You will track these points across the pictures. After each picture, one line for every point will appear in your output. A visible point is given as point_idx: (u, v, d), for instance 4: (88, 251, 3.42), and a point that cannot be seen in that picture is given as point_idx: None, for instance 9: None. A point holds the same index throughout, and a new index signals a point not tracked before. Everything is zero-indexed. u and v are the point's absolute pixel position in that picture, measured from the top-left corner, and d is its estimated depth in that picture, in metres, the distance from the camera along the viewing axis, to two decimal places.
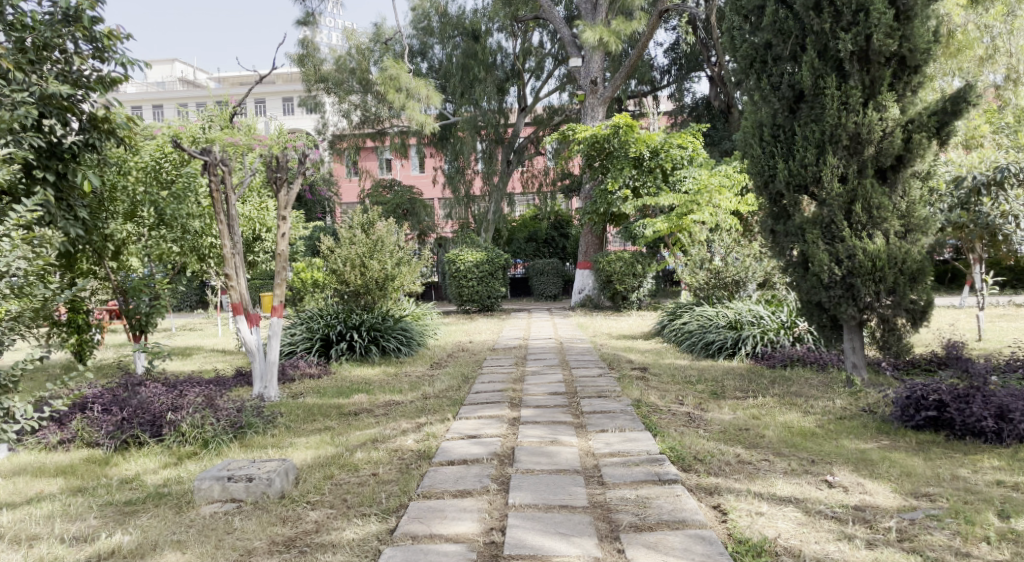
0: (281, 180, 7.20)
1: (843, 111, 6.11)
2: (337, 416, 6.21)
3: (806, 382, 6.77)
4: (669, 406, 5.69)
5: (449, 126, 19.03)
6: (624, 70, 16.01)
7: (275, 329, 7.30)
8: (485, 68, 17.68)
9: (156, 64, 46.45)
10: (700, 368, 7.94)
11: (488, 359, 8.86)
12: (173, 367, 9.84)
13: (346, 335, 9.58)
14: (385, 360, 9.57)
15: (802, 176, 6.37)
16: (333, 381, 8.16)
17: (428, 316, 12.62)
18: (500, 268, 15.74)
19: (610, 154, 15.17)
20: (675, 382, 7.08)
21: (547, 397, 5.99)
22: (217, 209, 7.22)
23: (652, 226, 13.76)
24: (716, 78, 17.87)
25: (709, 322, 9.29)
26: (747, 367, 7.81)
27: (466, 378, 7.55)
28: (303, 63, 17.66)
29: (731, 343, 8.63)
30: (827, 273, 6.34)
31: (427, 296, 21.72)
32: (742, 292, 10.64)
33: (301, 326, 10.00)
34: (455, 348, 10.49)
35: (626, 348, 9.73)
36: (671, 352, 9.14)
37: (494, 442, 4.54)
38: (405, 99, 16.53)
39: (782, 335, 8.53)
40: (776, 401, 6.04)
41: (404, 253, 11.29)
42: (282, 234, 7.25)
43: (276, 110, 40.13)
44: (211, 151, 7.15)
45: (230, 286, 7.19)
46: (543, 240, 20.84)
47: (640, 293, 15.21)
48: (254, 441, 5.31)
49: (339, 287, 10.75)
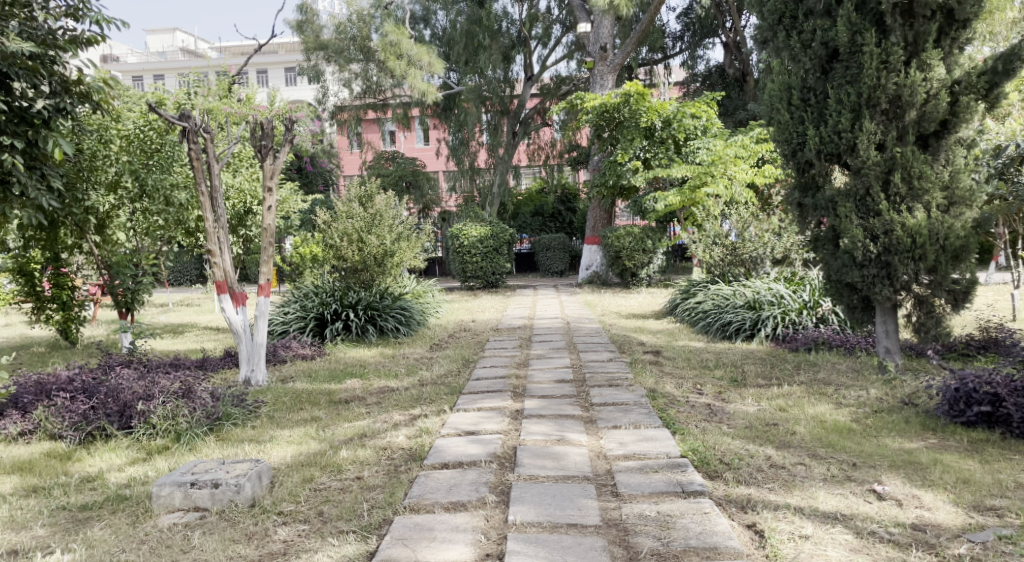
0: (267, 148, 6.62)
1: (883, 70, 5.61)
2: (326, 404, 5.73)
3: (834, 368, 6.28)
4: (687, 397, 5.18)
5: (453, 96, 18.42)
6: (634, 36, 15.45)
7: (264, 310, 6.76)
8: (490, 35, 17.03)
9: (158, 33, 45.60)
10: (717, 352, 7.43)
11: (490, 340, 8.39)
12: (162, 345, 9.39)
13: (342, 314, 9.07)
14: (383, 340, 9.07)
15: (835, 143, 5.86)
16: (326, 364, 7.67)
17: (430, 293, 12.12)
18: (505, 244, 15.21)
19: (620, 124, 14.58)
20: (691, 368, 6.57)
21: (553, 386, 5.50)
22: (199, 178, 6.69)
23: (664, 200, 13.25)
24: (731, 44, 17.79)
25: (725, 302, 8.77)
26: (767, 351, 7.31)
27: (466, 362, 7.05)
28: (303, 30, 17.28)
29: (750, 324, 8.11)
30: (861, 250, 5.84)
31: (431, 272, 21.23)
32: (759, 270, 10.10)
33: (294, 304, 9.50)
34: (457, 327, 10.00)
35: (637, 329, 9.23)
36: (684, 333, 8.64)
37: (495, 441, 4.06)
38: (406, 67, 15.98)
39: (804, 316, 8.02)
40: (804, 391, 5.52)
41: (405, 228, 10.78)
42: (269, 208, 6.67)
43: (279, 81, 39.38)
44: (191, 115, 6.59)
45: (213, 263, 6.64)
46: (549, 215, 20.28)
47: (650, 269, 14.68)
48: (232, 435, 4.79)
49: (336, 263, 10.25)
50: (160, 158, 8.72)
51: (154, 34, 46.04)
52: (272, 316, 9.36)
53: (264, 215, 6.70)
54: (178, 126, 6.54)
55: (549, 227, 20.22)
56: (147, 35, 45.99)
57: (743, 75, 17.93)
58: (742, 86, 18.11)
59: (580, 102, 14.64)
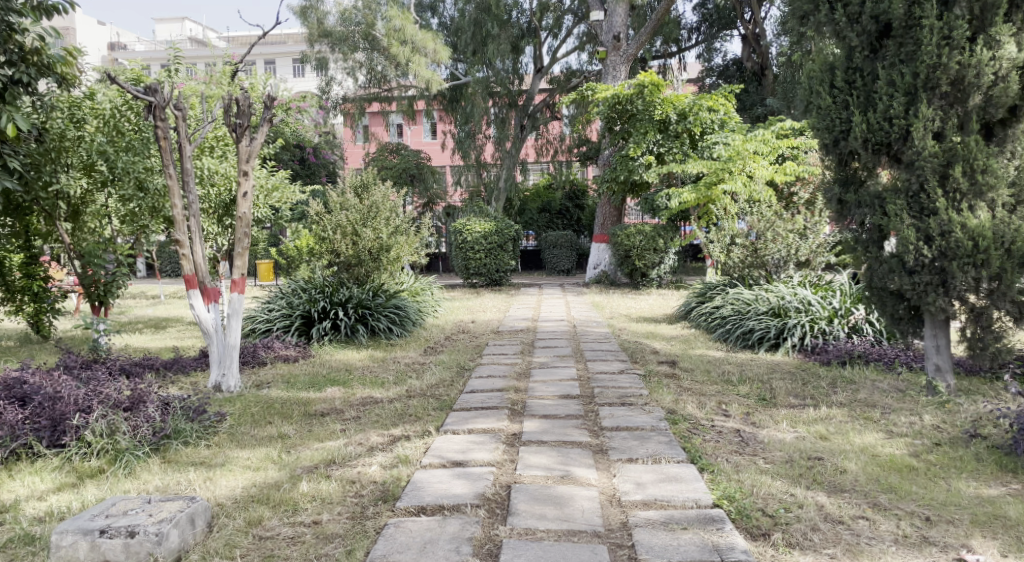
0: (241, 128, 5.89)
1: (944, 47, 4.90)
2: (299, 415, 5.04)
3: (875, 386, 5.57)
4: (711, 420, 4.48)
5: (460, 88, 17.71)
6: (648, 26, 14.75)
7: (237, 306, 6.03)
8: (498, 25, 16.24)
9: (166, 22, 44.91)
10: (739, 364, 6.71)
11: (489, 345, 7.66)
12: (138, 341, 8.63)
13: (330, 313, 8.34)
14: (374, 341, 8.35)
15: (885, 131, 5.16)
16: (308, 368, 6.97)
17: (429, 291, 11.43)
18: (511, 240, 14.48)
19: (633, 117, 13.84)
20: (713, 383, 5.85)
21: (557, 404, 4.79)
22: (164, 159, 5.95)
23: (678, 197, 12.52)
24: (750, 36, 17.06)
25: (746, 308, 8.05)
26: (795, 364, 6.59)
27: (460, 371, 6.35)
28: (307, 17, 16.17)
29: (774, 333, 7.38)
30: (914, 255, 5.14)
31: (433, 267, 20.55)
32: (781, 274, 9.38)
33: (280, 301, 8.80)
34: (456, 329, 9.29)
35: (649, 334, 8.52)
36: (701, 341, 7.93)
37: (485, 476, 3.35)
38: (410, 54, 15.39)
39: (835, 325, 7.29)
40: (846, 415, 4.82)
41: (403, 222, 10.08)
42: (244, 194, 5.94)
43: (287, 72, 38.74)
44: (158, 89, 5.83)
45: (181, 253, 5.93)
46: (557, 211, 19.55)
47: (661, 269, 13.95)
48: (183, 456, 4.07)
49: (328, 257, 9.56)
50: (134, 141, 7.82)
51: (162, 23, 45.38)
52: (255, 313, 8.67)
53: (239, 203, 5.98)
54: (141, 100, 5.77)
55: (556, 223, 19.49)
56: (154, 24, 45.30)
57: (760, 69, 17.30)
58: (760, 80, 17.48)
59: (591, 93, 13.90)
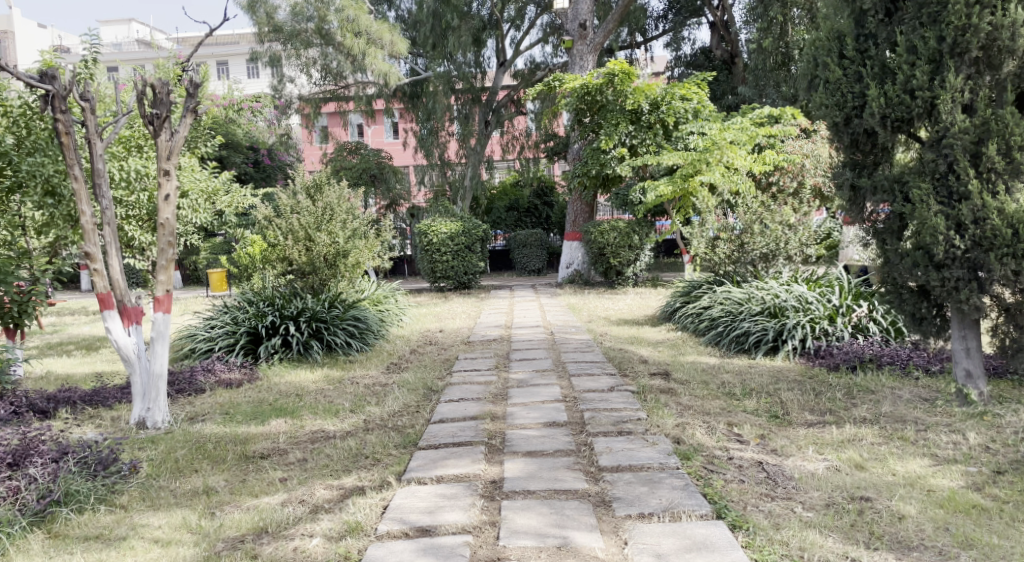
0: (160, 119, 5.09)
1: (974, 5, 4.28)
2: (233, 460, 4.22)
3: (897, 396, 4.92)
4: (726, 450, 3.76)
5: (421, 84, 16.92)
6: (615, 13, 14.09)
7: (162, 329, 5.22)
8: (458, 16, 15.37)
9: (113, 24, 43.28)
10: (738, 372, 6.03)
11: (460, 358, 6.87)
12: (65, 365, 7.73)
13: (281, 328, 7.51)
14: (330, 358, 7.52)
15: (906, 104, 4.53)
16: (253, 394, 6.13)
17: (393, 298, 10.61)
18: (478, 241, 13.70)
19: (603, 108, 13.15)
20: (715, 399, 5.13)
21: (542, 437, 4.05)
22: (69, 159, 5.15)
23: (654, 190, 11.80)
24: (719, 24, 16.55)
25: (738, 309, 7.36)
26: (801, 371, 5.91)
27: (427, 393, 5.58)
28: (254, 10, 15.27)
29: (772, 335, 6.71)
30: (944, 247, 4.48)
31: (398, 271, 19.70)
32: (771, 270, 8.72)
33: (224, 316, 7.95)
34: (422, 340, 8.49)
35: (634, 340, 7.81)
36: (690, 346, 7.24)
37: (459, 552, 2.66)
38: (365, 46, 14.66)
39: (838, 324, 6.63)
40: (877, 435, 4.13)
41: (361, 224, 9.27)
42: (164, 197, 5.11)
43: (241, 74, 37.52)
44: (57, 77, 5.12)
45: (91, 270, 5.08)
46: (525, 209, 18.79)
47: (636, 267, 13.28)
48: (78, 528, 3.29)
49: (279, 266, 8.70)
50: (40, 140, 6.74)
51: (110, 24, 43.74)
52: (197, 330, 7.82)
53: (159, 208, 5.14)
54: (38, 89, 5.03)
55: (525, 222, 18.75)
56: (100, 26, 43.75)
57: (730, 57, 16.79)
58: (729, 69, 16.94)
59: (558, 84, 13.18)
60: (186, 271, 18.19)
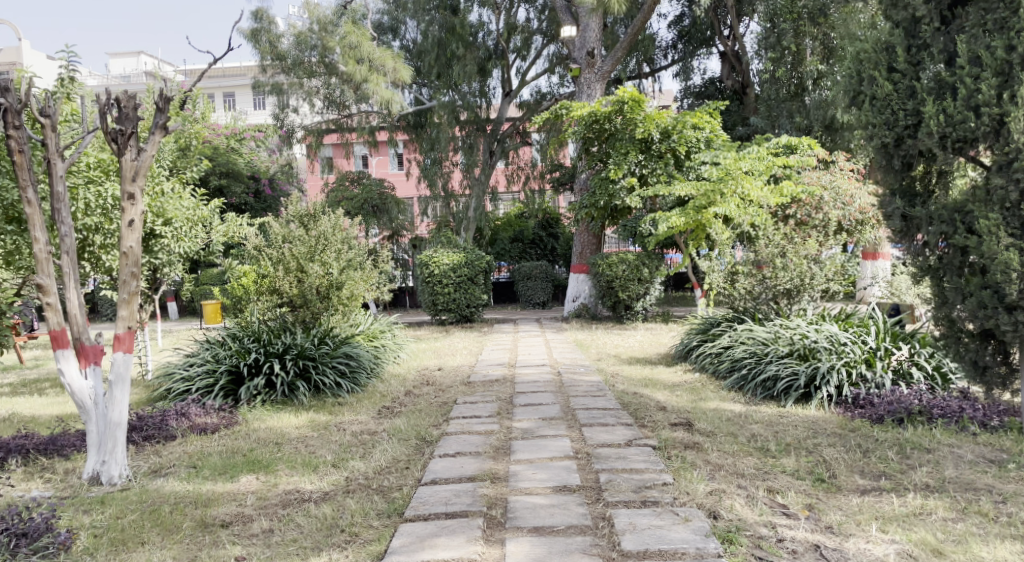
0: (124, 135, 4.54)
1: None
2: (188, 529, 3.61)
3: (960, 457, 4.33)
4: (775, 529, 3.20)
5: (425, 113, 16.49)
6: (624, 41, 13.67)
7: (122, 371, 4.60)
8: (464, 46, 15.11)
9: (121, 56, 43.14)
10: (769, 423, 5.41)
11: (459, 403, 6.24)
12: (30, 404, 7.13)
13: (264, 367, 6.92)
14: (318, 401, 6.91)
15: (971, 123, 3.97)
16: (227, 443, 5.56)
17: (390, 332, 10.01)
18: (482, 272, 13.13)
19: (611, 137, 12.65)
20: (748, 457, 4.51)
21: (552, 507, 3.44)
22: (23, 180, 4.58)
23: (665, 221, 11.18)
24: (730, 54, 16.12)
25: (763, 350, 6.75)
26: (839, 424, 5.29)
27: (420, 446, 4.96)
28: (257, 40, 14.97)
29: (804, 380, 6.09)
30: (1018, 286, 3.89)
31: (399, 302, 19.09)
32: (795, 307, 8.11)
33: (205, 353, 7.38)
34: (420, 380, 7.88)
35: (648, 382, 7.18)
36: (711, 390, 6.63)
37: None
38: (367, 73, 14.01)
39: (876, 368, 6.01)
40: (949, 507, 3.53)
41: (357, 254, 8.71)
42: (129, 223, 4.54)
43: (247, 105, 37.30)
44: (10, 88, 4.56)
45: (44, 304, 4.51)
46: (530, 241, 18.21)
47: (646, 301, 12.67)
48: None
49: (268, 298, 8.13)
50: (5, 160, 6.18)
51: (118, 55, 43.66)
52: (175, 368, 7.25)
53: (123, 235, 4.56)
54: None
55: (530, 254, 18.16)
56: (109, 57, 43.68)
57: (742, 87, 16.28)
58: (741, 99, 16.43)
59: (565, 112, 12.68)
60: (182, 302, 17.68)
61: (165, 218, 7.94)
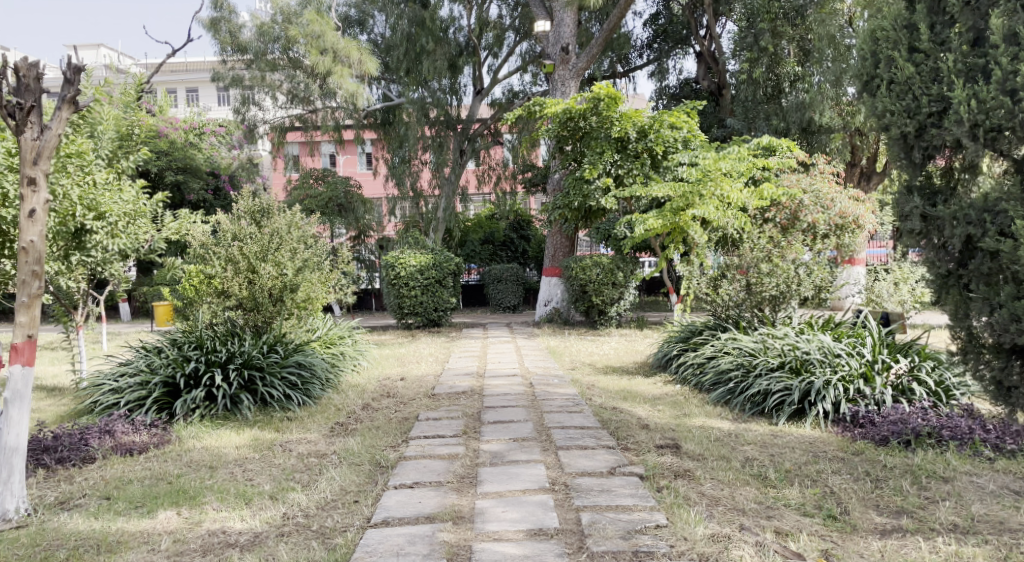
0: (23, 109, 4.03)
1: None
2: None
3: (985, 491, 3.85)
4: None
5: (394, 110, 15.87)
6: (600, 36, 13.15)
7: (20, 387, 4.01)
8: (434, 40, 14.45)
9: (82, 49, 41.79)
10: (762, 444, 4.90)
11: (420, 419, 5.65)
12: None
13: (204, 378, 6.30)
14: (264, 416, 6.30)
15: (1006, 109, 3.53)
16: (154, 468, 4.95)
17: (350, 338, 9.37)
18: (450, 275, 12.53)
19: (586, 135, 12.09)
20: (746, 487, 3.98)
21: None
22: None
23: (642, 223, 10.57)
24: (707, 54, 15.61)
25: (751, 362, 6.22)
26: (841, 446, 4.79)
27: (373, 472, 4.38)
28: (217, 29, 14.19)
29: (798, 397, 5.57)
30: None
31: (364, 305, 18.40)
32: (782, 315, 7.61)
33: (140, 362, 6.72)
34: (381, 390, 7.27)
35: (627, 394, 6.63)
36: (695, 405, 6.09)
37: None
38: (331, 64, 13.42)
39: (875, 383, 5.50)
40: (988, 555, 3.06)
41: (315, 254, 8.06)
42: (29, 210, 4.02)
43: (211, 100, 36.21)
44: None
45: None
46: (500, 243, 17.62)
47: (620, 306, 12.16)
48: None
49: (214, 300, 7.44)
50: None
51: (78, 49, 42.19)
52: (105, 379, 6.59)
53: (22, 227, 4.03)
54: None
55: (500, 256, 17.56)
56: (69, 51, 42.26)
57: (717, 88, 15.62)
58: (717, 101, 15.73)
59: (539, 109, 12.10)
60: (136, 303, 16.84)
61: (98, 212, 7.23)
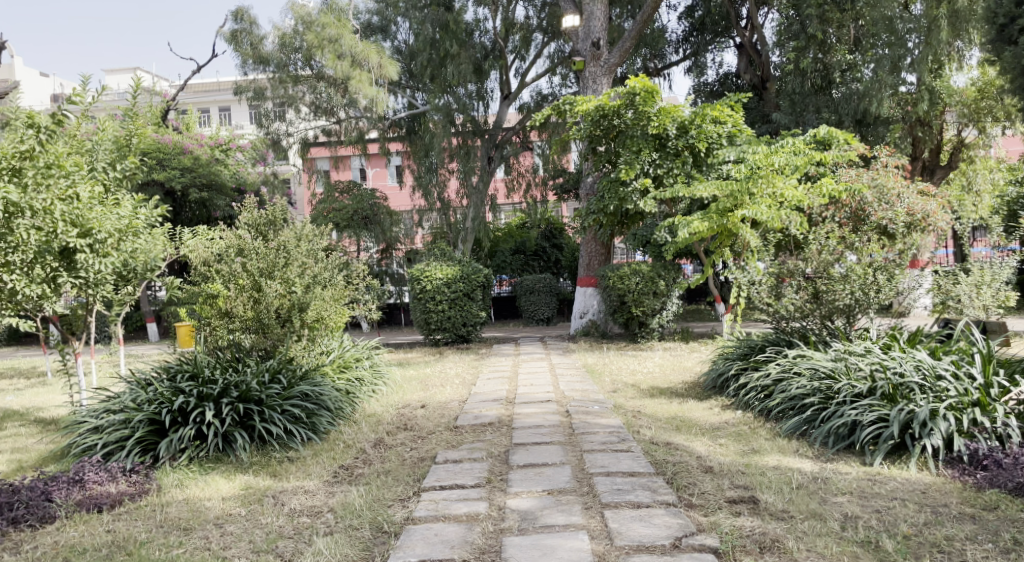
0: None
1: None
2: None
3: None
4: None
5: (419, 117, 15.09)
6: (634, 29, 12.18)
7: None
8: (458, 43, 13.64)
9: (116, 73, 41.86)
10: (861, 494, 3.93)
11: (438, 463, 4.74)
12: None
13: (193, 414, 5.46)
14: (262, 456, 5.45)
15: None
16: (119, 530, 4.10)
17: (369, 360, 8.50)
18: (480, 287, 11.63)
19: (621, 134, 11.11)
20: None
21: None
22: None
23: (686, 226, 9.55)
24: (749, 45, 14.56)
25: (831, 387, 5.21)
26: (965, 497, 3.80)
27: (376, 544, 3.49)
28: (237, 42, 13.45)
29: (896, 430, 4.55)
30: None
31: (393, 320, 17.59)
32: (856, 328, 6.57)
33: (126, 395, 5.93)
34: (399, 422, 6.39)
35: (682, 425, 5.65)
36: (765, 439, 5.09)
37: None
38: (350, 69, 12.73)
39: (992, 413, 4.47)
40: None
41: (327, 268, 7.23)
42: None
43: (243, 118, 35.89)
44: None
45: None
46: (532, 252, 16.69)
47: (663, 317, 11.15)
48: None
49: (214, 323, 6.62)
50: None
51: (114, 73, 42.21)
52: (87, 415, 5.80)
53: None
54: None
55: (532, 266, 16.65)
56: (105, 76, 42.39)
57: (760, 81, 14.53)
58: (761, 94, 14.63)
59: (569, 107, 11.17)
60: (161, 324, 16.23)
61: (85, 228, 6.42)
